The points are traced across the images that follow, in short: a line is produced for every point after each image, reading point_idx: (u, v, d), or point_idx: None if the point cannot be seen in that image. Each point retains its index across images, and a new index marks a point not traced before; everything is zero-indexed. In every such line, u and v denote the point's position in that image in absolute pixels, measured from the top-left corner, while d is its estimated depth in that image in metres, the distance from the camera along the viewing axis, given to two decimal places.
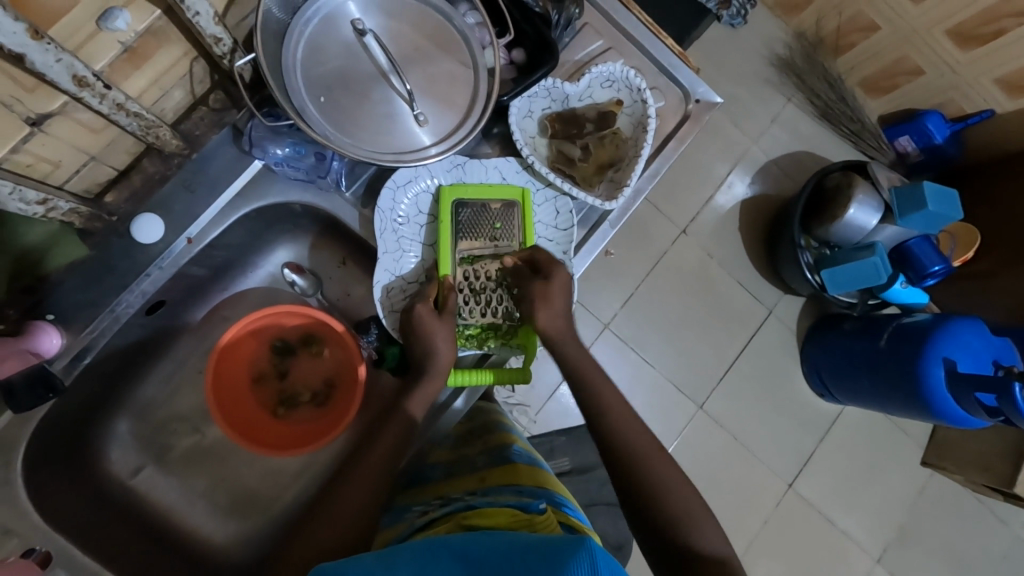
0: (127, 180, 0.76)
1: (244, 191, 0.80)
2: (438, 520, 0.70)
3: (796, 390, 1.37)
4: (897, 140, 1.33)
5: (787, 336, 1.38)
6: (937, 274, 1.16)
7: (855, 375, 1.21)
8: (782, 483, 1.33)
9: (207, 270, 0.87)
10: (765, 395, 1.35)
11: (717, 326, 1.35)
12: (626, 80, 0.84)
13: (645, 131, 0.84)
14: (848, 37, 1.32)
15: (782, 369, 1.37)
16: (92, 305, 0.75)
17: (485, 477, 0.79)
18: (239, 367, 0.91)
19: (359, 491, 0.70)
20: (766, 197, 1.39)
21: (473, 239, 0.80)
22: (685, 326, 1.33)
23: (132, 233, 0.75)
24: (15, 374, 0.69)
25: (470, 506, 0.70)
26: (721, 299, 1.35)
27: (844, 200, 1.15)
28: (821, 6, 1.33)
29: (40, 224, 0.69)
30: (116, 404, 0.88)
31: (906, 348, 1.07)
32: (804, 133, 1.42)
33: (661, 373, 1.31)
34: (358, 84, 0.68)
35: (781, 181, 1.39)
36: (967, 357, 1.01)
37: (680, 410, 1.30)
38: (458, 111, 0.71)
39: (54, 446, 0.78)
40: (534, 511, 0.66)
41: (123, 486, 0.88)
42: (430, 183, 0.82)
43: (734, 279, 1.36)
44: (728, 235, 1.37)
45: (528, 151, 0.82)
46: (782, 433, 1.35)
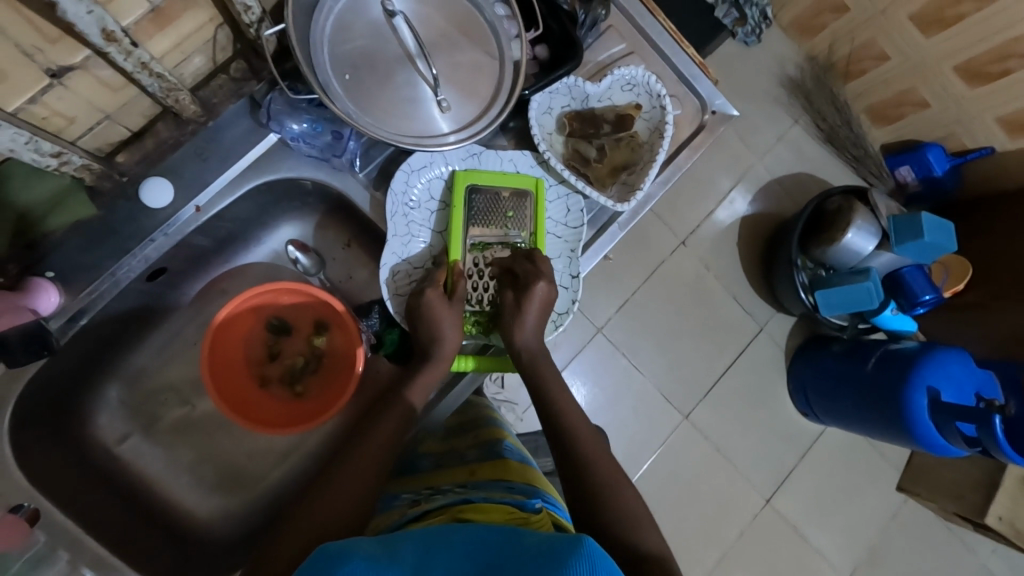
0: (140, 142, 0.75)
1: (256, 163, 0.79)
2: (429, 511, 0.69)
3: (781, 407, 1.39)
4: (898, 170, 1.36)
5: (776, 353, 1.39)
6: (927, 303, 1.18)
7: (840, 397, 1.23)
8: (761, 499, 1.34)
9: (211, 241, 0.86)
10: (753, 408, 1.37)
11: (711, 337, 1.36)
12: (647, 85, 0.84)
13: (662, 137, 0.84)
14: (859, 63, 1.34)
15: (770, 385, 1.38)
16: (94, 265, 0.73)
17: (474, 470, 0.79)
18: (240, 354, 0.91)
19: (354, 474, 0.70)
20: (766, 216, 1.40)
21: (486, 226, 0.80)
22: (680, 338, 1.34)
23: (140, 196, 0.73)
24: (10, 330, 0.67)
25: (465, 500, 0.69)
26: (716, 313, 1.37)
27: (848, 223, 1.16)
28: (835, 32, 1.34)
29: (51, 177, 0.68)
30: (108, 370, 0.87)
31: (893, 372, 1.09)
32: (806, 153, 1.44)
33: (652, 381, 1.32)
34: (383, 66, 0.67)
35: (781, 201, 1.41)
36: (950, 386, 1.03)
37: (666, 418, 1.31)
38: (481, 100, 0.70)
39: (42, 406, 0.77)
40: (528, 511, 0.67)
41: (108, 453, 0.86)
42: (444, 170, 0.82)
43: (729, 293, 1.38)
44: (727, 250, 1.38)
45: (545, 147, 0.82)
46: (764, 447, 1.36)
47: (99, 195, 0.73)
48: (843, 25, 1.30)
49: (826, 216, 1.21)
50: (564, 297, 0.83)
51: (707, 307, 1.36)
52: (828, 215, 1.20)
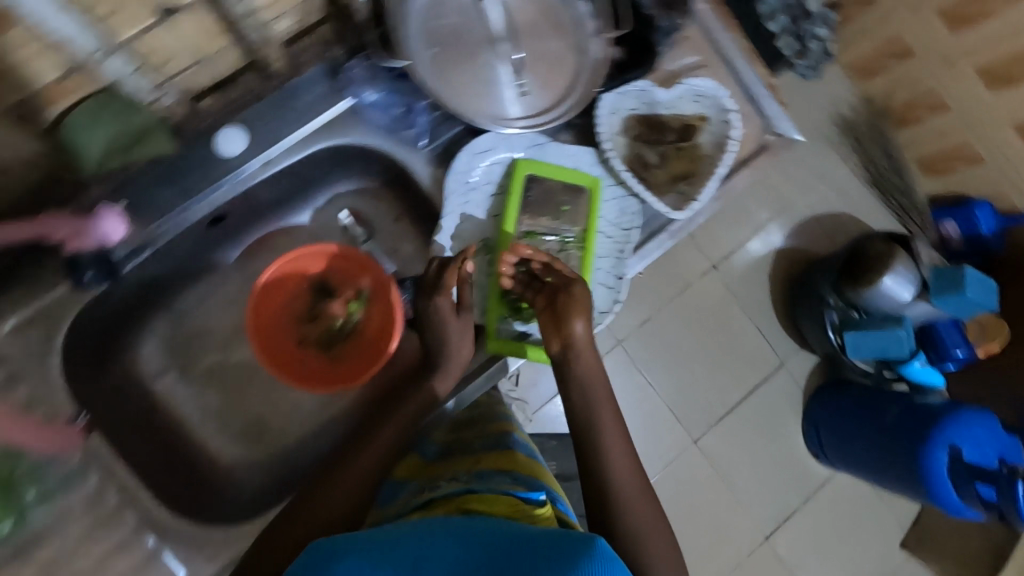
0: (227, 91, 0.80)
1: (328, 124, 0.81)
2: (434, 500, 0.69)
3: (791, 444, 1.37)
4: (942, 223, 1.30)
5: (793, 390, 1.38)
6: (959, 360, 1.18)
7: (854, 441, 1.21)
8: (760, 535, 1.33)
9: (272, 195, 0.88)
10: (763, 440, 1.35)
11: (728, 365, 1.35)
12: (716, 98, 0.85)
13: (724, 151, 0.84)
14: (916, 111, 1.31)
15: (782, 421, 1.36)
16: (165, 200, 0.76)
17: (480, 458, 0.79)
18: (276, 315, 0.93)
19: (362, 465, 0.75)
20: (799, 252, 1.39)
21: (539, 216, 0.82)
22: (699, 364, 1.34)
23: (214, 143, 0.76)
24: (84, 249, 0.70)
25: (468, 489, 0.70)
26: (737, 341, 1.36)
27: (885, 270, 1.14)
28: (896, 77, 1.32)
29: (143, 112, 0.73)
30: (158, 305, 0.89)
31: (915, 426, 1.06)
32: (849, 195, 1.43)
33: (666, 401, 1.31)
34: (468, 45, 0.69)
35: (817, 239, 1.40)
36: (972, 446, 1.01)
37: (673, 437, 1.31)
38: (557, 89, 0.71)
39: (94, 328, 0.80)
40: (534, 503, 0.67)
41: (144, 386, 0.88)
42: (506, 156, 0.83)
43: (752, 324, 1.37)
44: (756, 281, 1.37)
45: (609, 146, 0.82)
46: (769, 481, 1.35)
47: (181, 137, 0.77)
48: (903, 71, 1.29)
49: (865, 259, 1.18)
50: (607, 297, 0.83)
51: (728, 336, 1.35)
52: (866, 259, 1.17)
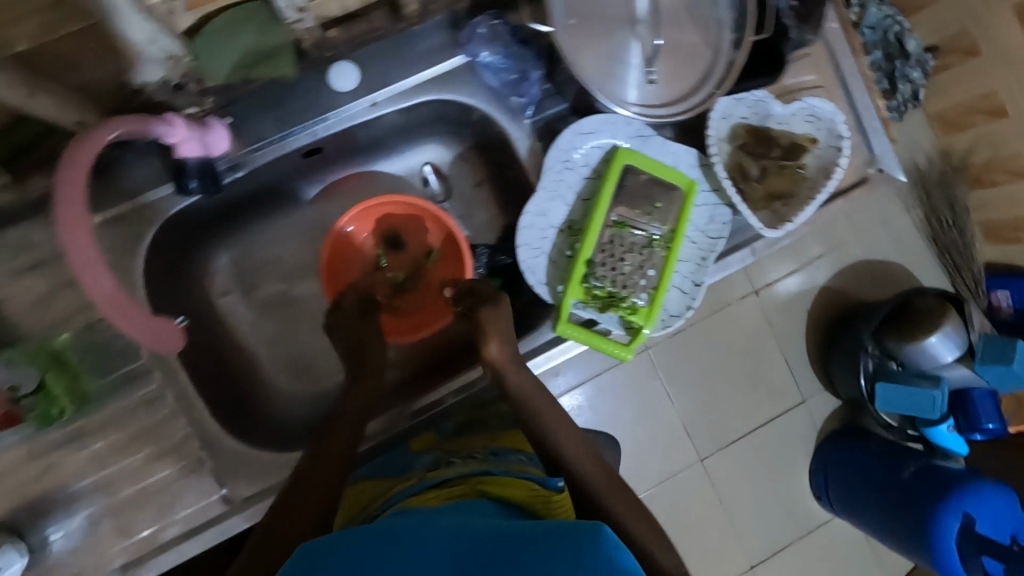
0: (352, 24, 0.77)
1: (438, 78, 0.80)
2: (450, 479, 0.72)
3: (795, 485, 1.21)
4: (995, 292, 1.24)
5: (809, 432, 1.22)
6: (990, 431, 1.10)
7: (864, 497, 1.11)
8: (745, 562, 1.20)
9: (365, 137, 0.87)
10: (769, 475, 1.20)
11: (749, 392, 1.18)
12: (831, 122, 0.82)
13: (829, 177, 0.82)
14: (994, 173, 1.17)
15: (790, 460, 1.21)
16: (272, 124, 0.76)
17: (496, 437, 0.83)
18: (349, 265, 0.94)
19: (340, 444, 0.72)
20: (841, 292, 1.21)
21: (630, 208, 0.81)
22: (720, 382, 1.18)
23: (328, 75, 0.76)
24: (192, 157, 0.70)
25: (485, 472, 0.71)
26: (763, 368, 1.20)
27: (932, 326, 1.07)
28: (981, 134, 1.17)
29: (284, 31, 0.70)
30: (234, 226, 0.90)
31: (927, 486, 1.03)
32: (906, 247, 1.22)
33: (679, 415, 1.16)
34: (608, 21, 0.68)
35: (864, 284, 1.21)
36: (988, 517, 0.98)
37: (679, 453, 1.16)
38: (685, 83, 0.70)
39: (176, 236, 0.81)
40: (551, 488, 0.68)
41: (209, 301, 0.90)
42: (608, 141, 0.82)
43: (782, 355, 1.19)
44: (794, 314, 1.20)
45: (715, 151, 0.81)
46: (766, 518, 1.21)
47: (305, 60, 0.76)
48: (989, 131, 1.15)
49: (911, 310, 1.09)
50: (680, 301, 0.83)
51: (758, 360, 1.18)
52: (916, 312, 1.09)
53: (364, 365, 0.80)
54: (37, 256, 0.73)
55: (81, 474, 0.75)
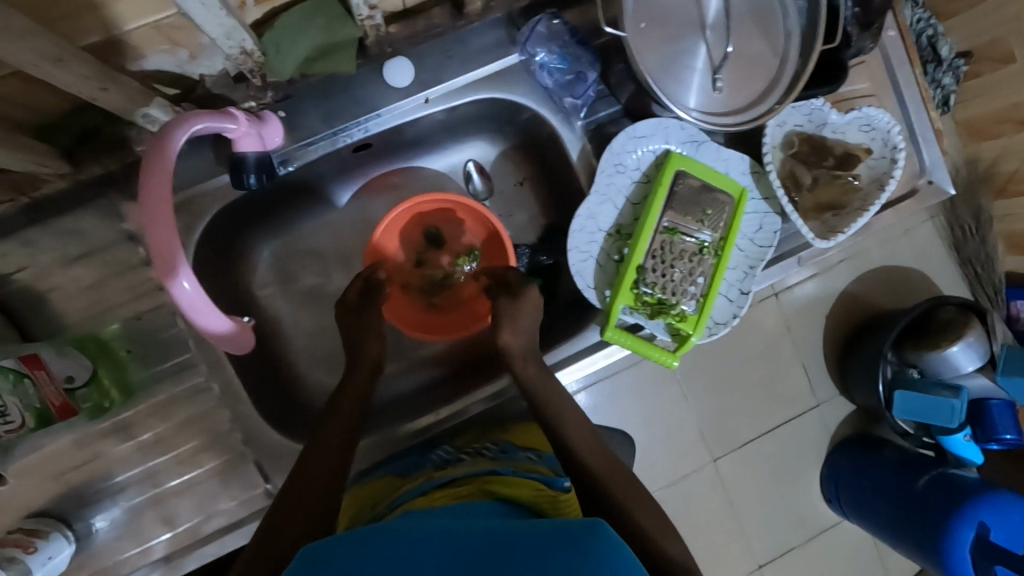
0: (412, 20, 0.76)
1: (492, 76, 0.79)
2: (457, 478, 0.70)
3: (804, 489, 1.14)
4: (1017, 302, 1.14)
5: (820, 436, 1.14)
6: (1005, 442, 1.00)
7: (871, 501, 1.04)
8: (753, 563, 1.12)
9: (413, 133, 0.86)
10: (778, 478, 1.12)
11: (764, 394, 1.11)
12: (887, 133, 0.81)
13: (882, 189, 0.81)
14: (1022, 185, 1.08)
15: (801, 465, 1.13)
16: (325, 118, 0.75)
17: (508, 429, 0.83)
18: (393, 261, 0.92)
19: (340, 433, 0.70)
20: (858, 299, 1.13)
21: (682, 214, 0.80)
22: (732, 382, 1.10)
23: (383, 71, 0.75)
24: (250, 153, 0.68)
25: (492, 472, 0.70)
26: (778, 371, 1.11)
27: (954, 336, 0.99)
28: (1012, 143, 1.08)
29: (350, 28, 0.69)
30: (276, 219, 0.88)
31: (940, 498, 0.94)
32: (926, 254, 1.14)
33: (692, 416, 1.08)
34: (679, 26, 0.67)
35: (885, 288, 1.13)
36: (1002, 527, 0.90)
37: (691, 454, 1.08)
38: (750, 93, 0.69)
39: (222, 228, 0.80)
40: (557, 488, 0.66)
41: (249, 294, 0.89)
42: (660, 146, 0.81)
43: (799, 360, 1.12)
44: (813, 317, 1.12)
45: (769, 158, 0.80)
46: (775, 521, 1.13)
47: (365, 57, 0.75)
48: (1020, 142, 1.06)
49: (932, 321, 1.02)
50: (726, 309, 0.82)
51: (774, 360, 1.11)
52: (934, 324, 1.02)
53: (359, 356, 0.79)
54: (91, 244, 0.73)
55: (126, 464, 0.75)
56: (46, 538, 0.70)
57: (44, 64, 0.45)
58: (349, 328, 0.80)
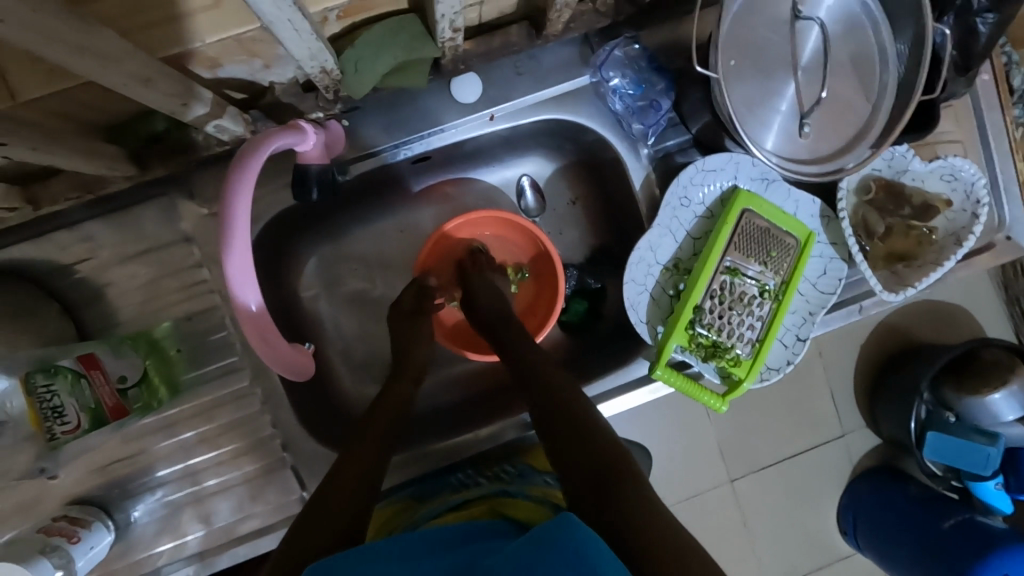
0: (489, 37, 0.73)
1: (561, 97, 0.76)
2: (469, 500, 0.70)
3: (818, 519, 1.08)
4: None
5: (841, 469, 1.08)
6: None
7: (896, 544, 0.99)
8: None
9: (473, 147, 0.84)
10: (792, 506, 1.07)
11: (790, 422, 1.07)
12: (971, 184, 0.76)
13: (959, 243, 0.76)
14: None
15: (817, 496, 1.08)
16: (390, 131, 0.73)
17: (528, 454, 0.81)
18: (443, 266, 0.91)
19: (378, 432, 0.68)
20: (899, 330, 1.06)
21: (745, 254, 0.77)
22: (760, 406, 1.06)
23: (451, 86, 0.73)
24: (314, 164, 0.67)
25: (506, 492, 0.70)
26: (805, 397, 1.07)
27: (995, 382, 0.90)
28: None
29: (430, 48, 0.66)
30: (327, 223, 0.87)
31: (962, 540, 0.92)
32: (971, 291, 1.08)
33: (711, 435, 1.04)
34: (768, 66, 0.64)
35: (935, 327, 1.06)
36: None
37: (710, 470, 1.05)
38: (838, 140, 0.66)
39: (276, 230, 0.80)
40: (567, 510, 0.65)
41: (296, 296, 0.88)
42: (728, 182, 0.78)
43: (827, 388, 1.07)
44: (847, 350, 1.07)
45: (843, 204, 0.76)
46: (786, 550, 1.08)
47: (436, 72, 0.73)
48: None
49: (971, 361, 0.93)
50: (780, 354, 0.80)
51: (801, 387, 1.06)
52: (978, 367, 0.92)
53: (403, 363, 0.77)
54: (151, 242, 0.73)
55: (168, 461, 0.76)
56: (88, 527, 0.71)
57: (131, 83, 0.44)
58: (401, 336, 0.81)
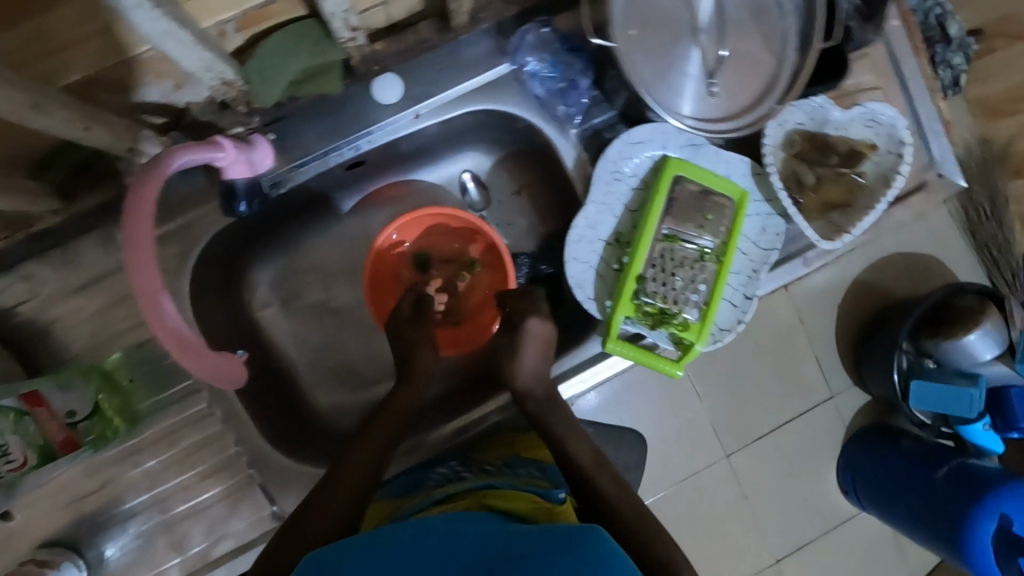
0: (400, 36, 0.76)
1: (482, 88, 0.77)
2: (453, 494, 0.68)
3: (819, 485, 1.02)
4: None
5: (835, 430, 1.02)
6: None
7: (893, 495, 0.93)
8: (769, 557, 1.01)
9: (407, 147, 0.85)
10: (790, 478, 1.01)
11: (777, 389, 1.01)
12: (892, 127, 0.79)
13: (888, 185, 0.78)
14: None
15: (816, 462, 1.02)
16: (315, 139, 0.74)
17: (516, 444, 0.80)
18: (393, 265, 0.91)
19: (371, 449, 0.69)
20: (871, 285, 1.01)
21: (683, 221, 0.78)
22: (742, 379, 1.00)
23: (373, 89, 0.74)
24: (239, 179, 0.69)
25: (491, 485, 0.68)
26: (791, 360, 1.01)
27: (970, 325, 0.90)
28: None
29: (334, 51, 0.69)
30: (273, 239, 0.88)
31: (955, 486, 0.86)
32: None
33: (703, 413, 0.98)
34: (670, 31, 0.68)
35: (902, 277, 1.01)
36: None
37: (702, 450, 0.98)
38: (747, 95, 0.69)
39: (220, 251, 0.80)
40: (553, 501, 0.64)
41: (251, 314, 0.88)
42: (657, 152, 0.79)
43: (812, 352, 1.01)
44: (828, 309, 1.01)
45: (770, 160, 0.78)
46: (791, 523, 1.01)
47: (353, 76, 0.74)
48: None
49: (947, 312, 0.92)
50: (730, 314, 0.80)
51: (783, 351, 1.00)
52: (950, 314, 0.92)
53: (411, 368, 0.77)
54: (89, 276, 0.73)
55: (135, 490, 0.76)
56: (57, 567, 0.71)
57: (19, 109, 0.45)
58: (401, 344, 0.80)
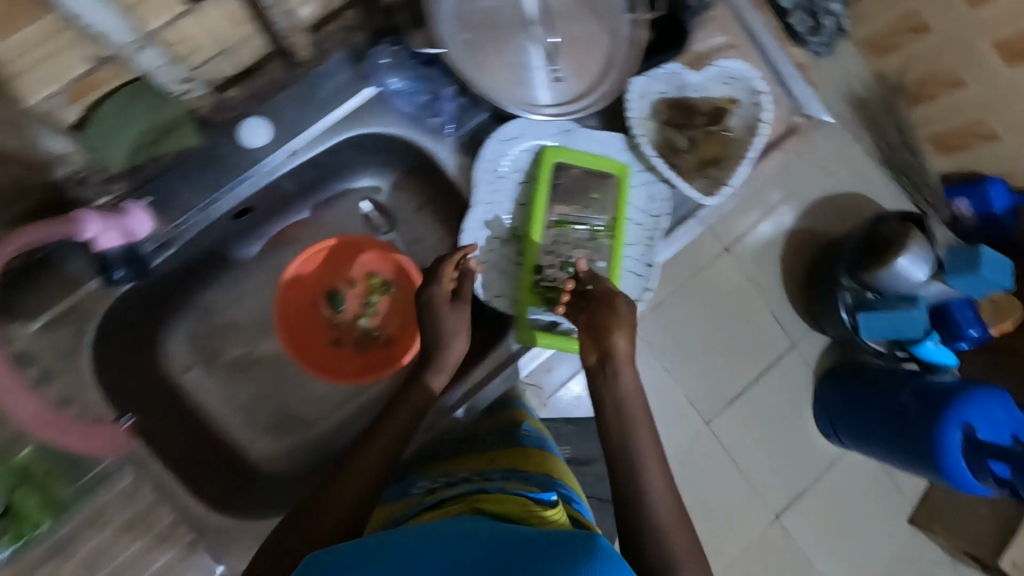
0: (251, 80, 0.80)
1: (349, 115, 0.79)
2: (445, 499, 0.60)
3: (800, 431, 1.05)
4: (954, 201, 1.05)
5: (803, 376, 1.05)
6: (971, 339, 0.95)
7: (868, 423, 0.95)
8: (769, 513, 1.02)
9: (295, 184, 0.86)
10: (773, 429, 1.03)
11: (744, 349, 1.02)
12: (746, 80, 0.83)
13: (755, 134, 0.83)
14: (931, 89, 1.03)
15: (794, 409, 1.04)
16: (192, 194, 0.77)
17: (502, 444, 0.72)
18: (303, 315, 0.93)
19: (372, 463, 0.64)
20: (816, 232, 1.04)
21: (569, 205, 0.81)
22: (705, 347, 1.01)
23: (239, 134, 0.76)
24: (113, 248, 0.73)
25: (482, 489, 0.59)
26: (753, 317, 1.02)
27: (897, 250, 0.89)
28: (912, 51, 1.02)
29: (173, 104, 0.73)
30: (180, 301, 0.87)
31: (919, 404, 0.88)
32: None
33: (675, 388, 0.99)
34: (504, 31, 0.77)
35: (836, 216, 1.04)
36: (985, 423, 0.84)
37: (685, 424, 0.99)
38: (589, 74, 0.78)
39: (119, 323, 0.80)
40: (546, 503, 0.55)
41: (173, 381, 0.87)
42: (533, 143, 0.81)
43: (768, 309, 1.03)
44: (772, 264, 1.03)
45: (639, 130, 0.81)
46: (786, 473, 1.03)
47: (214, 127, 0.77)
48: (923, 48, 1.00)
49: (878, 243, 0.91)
50: (635, 284, 0.81)
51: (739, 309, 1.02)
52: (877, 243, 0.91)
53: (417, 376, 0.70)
54: None
55: None
56: None
57: None
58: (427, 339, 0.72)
